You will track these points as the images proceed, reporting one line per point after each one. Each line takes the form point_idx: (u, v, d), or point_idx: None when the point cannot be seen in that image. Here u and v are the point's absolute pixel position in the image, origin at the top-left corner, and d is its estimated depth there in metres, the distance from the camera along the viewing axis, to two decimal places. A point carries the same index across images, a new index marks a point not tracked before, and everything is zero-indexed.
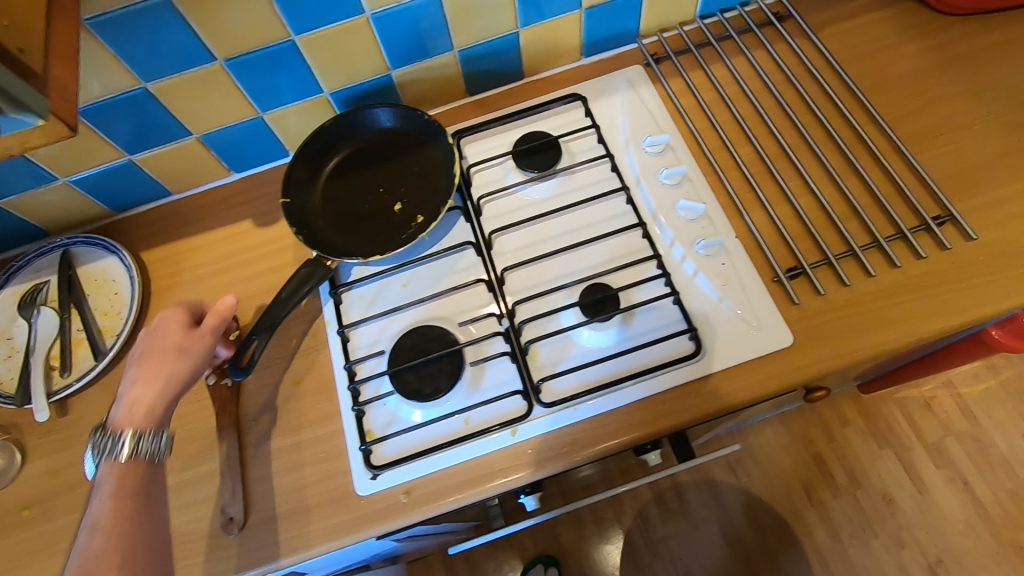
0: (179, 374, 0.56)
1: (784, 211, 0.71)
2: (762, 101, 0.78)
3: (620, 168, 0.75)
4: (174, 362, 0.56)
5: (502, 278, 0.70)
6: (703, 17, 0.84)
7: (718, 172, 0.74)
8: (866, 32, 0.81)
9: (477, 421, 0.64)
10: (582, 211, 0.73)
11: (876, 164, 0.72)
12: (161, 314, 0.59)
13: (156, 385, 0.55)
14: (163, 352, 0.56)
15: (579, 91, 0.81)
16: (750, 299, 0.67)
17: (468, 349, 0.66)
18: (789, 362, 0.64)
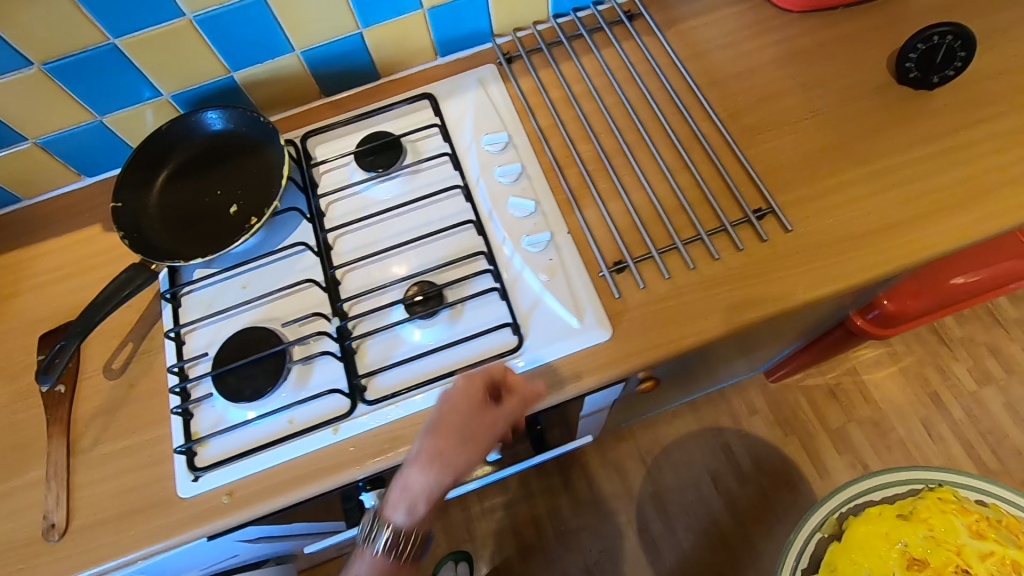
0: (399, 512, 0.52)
1: (617, 207, 0.72)
2: (606, 99, 0.79)
3: (462, 166, 0.75)
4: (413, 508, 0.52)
5: (337, 278, 0.70)
6: (556, 16, 0.85)
7: (557, 169, 0.75)
8: (712, 29, 0.82)
9: (301, 421, 0.65)
10: (422, 210, 0.74)
11: (708, 159, 0.73)
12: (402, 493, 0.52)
13: (466, 447, 0.52)
14: (461, 452, 0.52)
15: (431, 91, 0.82)
16: (575, 293, 0.68)
17: (294, 349, 0.67)
18: (607, 355, 0.66)
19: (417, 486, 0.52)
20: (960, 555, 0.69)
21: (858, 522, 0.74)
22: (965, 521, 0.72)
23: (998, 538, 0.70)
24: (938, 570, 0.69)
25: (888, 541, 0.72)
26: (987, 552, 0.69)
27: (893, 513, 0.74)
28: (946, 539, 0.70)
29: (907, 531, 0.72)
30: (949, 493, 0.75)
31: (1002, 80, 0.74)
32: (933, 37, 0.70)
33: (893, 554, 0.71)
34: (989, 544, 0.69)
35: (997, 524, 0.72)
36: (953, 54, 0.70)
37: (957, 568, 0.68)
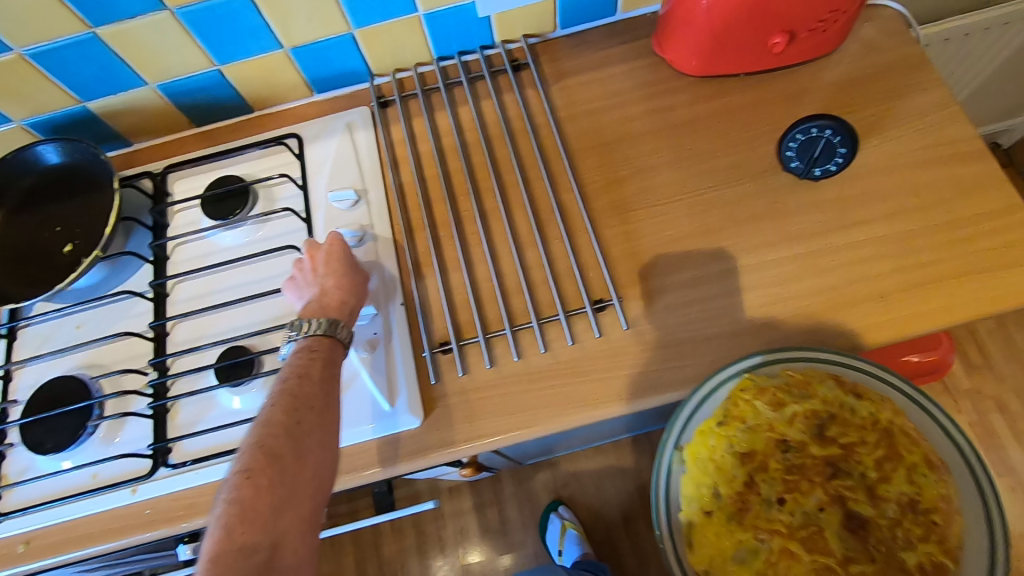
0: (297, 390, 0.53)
1: (458, 280, 0.69)
2: (473, 158, 0.75)
3: (310, 219, 0.72)
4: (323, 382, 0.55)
5: (164, 329, 0.69)
6: (440, 59, 0.80)
7: (407, 231, 0.72)
8: (600, 87, 0.76)
9: (104, 477, 0.65)
10: (262, 264, 0.72)
11: (561, 238, 0.69)
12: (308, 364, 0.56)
13: (350, 285, 0.63)
14: (351, 286, 0.63)
15: (298, 131, 0.78)
16: (392, 371, 0.65)
17: (107, 403, 0.66)
18: (415, 442, 0.63)
19: (280, 399, 0.52)
20: (775, 429, 0.56)
21: (692, 452, 0.57)
22: (765, 401, 0.56)
23: (797, 401, 0.56)
24: (763, 458, 0.56)
25: (705, 457, 0.56)
26: (790, 416, 0.56)
27: (713, 424, 0.57)
28: (757, 425, 0.56)
29: (727, 440, 0.56)
30: (749, 381, 0.57)
31: (899, 175, 0.67)
32: (812, 129, 0.65)
33: (728, 456, 0.56)
34: (788, 408, 0.56)
35: (790, 393, 0.56)
36: (833, 149, 0.65)
37: (776, 442, 0.56)
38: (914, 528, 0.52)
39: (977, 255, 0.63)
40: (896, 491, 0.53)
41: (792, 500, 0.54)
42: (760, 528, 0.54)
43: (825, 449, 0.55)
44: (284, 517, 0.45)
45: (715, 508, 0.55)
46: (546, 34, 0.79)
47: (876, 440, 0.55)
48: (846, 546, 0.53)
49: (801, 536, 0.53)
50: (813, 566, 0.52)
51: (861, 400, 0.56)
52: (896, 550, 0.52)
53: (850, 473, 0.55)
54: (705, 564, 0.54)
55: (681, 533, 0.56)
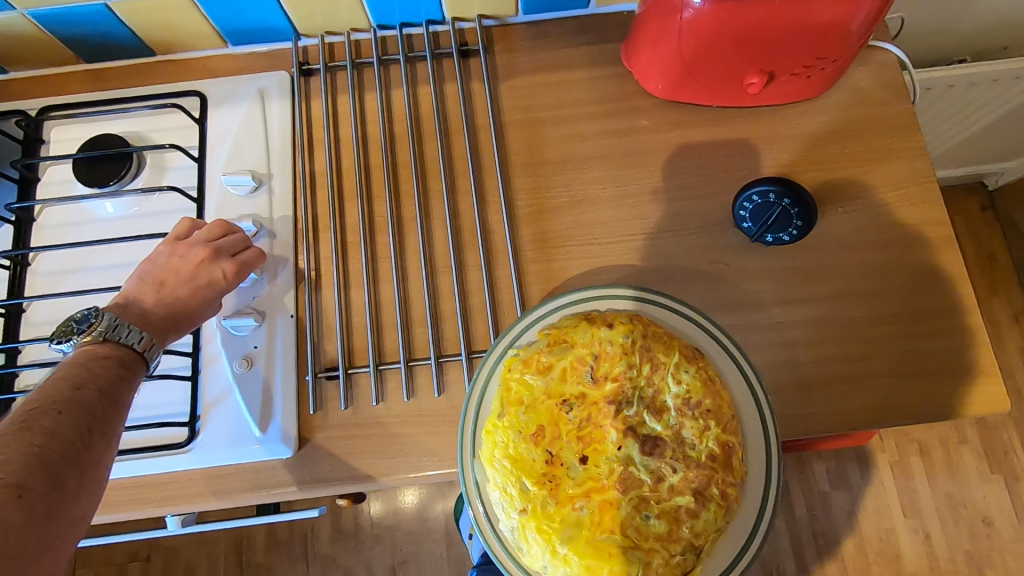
0: (86, 402, 0.45)
1: (358, 296, 0.62)
2: (397, 154, 0.66)
3: (201, 201, 0.64)
4: (115, 399, 0.47)
5: (19, 308, 0.61)
6: (378, 28, 0.69)
7: (310, 231, 0.63)
8: (554, 94, 0.67)
9: None
10: (141, 246, 0.63)
11: (479, 266, 0.62)
12: (107, 371, 0.48)
13: (199, 311, 0.57)
14: (203, 311, 0.57)
15: (203, 89, 0.67)
16: (269, 394, 0.58)
17: None
18: (285, 474, 0.57)
19: (74, 410, 0.44)
20: (553, 394, 0.49)
21: (487, 457, 0.49)
22: (532, 371, 0.49)
23: (560, 357, 0.49)
24: (555, 425, 0.48)
25: (499, 458, 0.48)
26: (560, 373, 0.49)
27: (494, 419, 0.49)
28: (534, 399, 0.49)
29: (513, 427, 0.48)
30: (511, 361, 0.51)
31: (855, 252, 0.60)
32: (770, 194, 0.59)
33: (520, 445, 0.48)
34: (557, 368, 0.49)
35: (544, 350, 0.50)
36: (788, 219, 0.58)
37: (557, 403, 0.48)
38: (697, 422, 0.48)
39: (916, 356, 0.58)
40: (673, 394, 0.49)
41: (593, 449, 0.48)
42: (574, 497, 0.47)
43: (601, 388, 0.49)
44: (41, 563, 0.36)
45: (530, 505, 0.47)
46: (504, 19, 0.69)
47: (638, 358, 0.49)
48: (653, 473, 0.48)
49: (612, 483, 0.47)
50: (632, 504, 0.47)
51: (620, 328, 0.50)
52: (689, 450, 0.48)
53: (635, 401, 0.48)
54: (544, 561, 0.47)
55: (508, 542, 0.49)
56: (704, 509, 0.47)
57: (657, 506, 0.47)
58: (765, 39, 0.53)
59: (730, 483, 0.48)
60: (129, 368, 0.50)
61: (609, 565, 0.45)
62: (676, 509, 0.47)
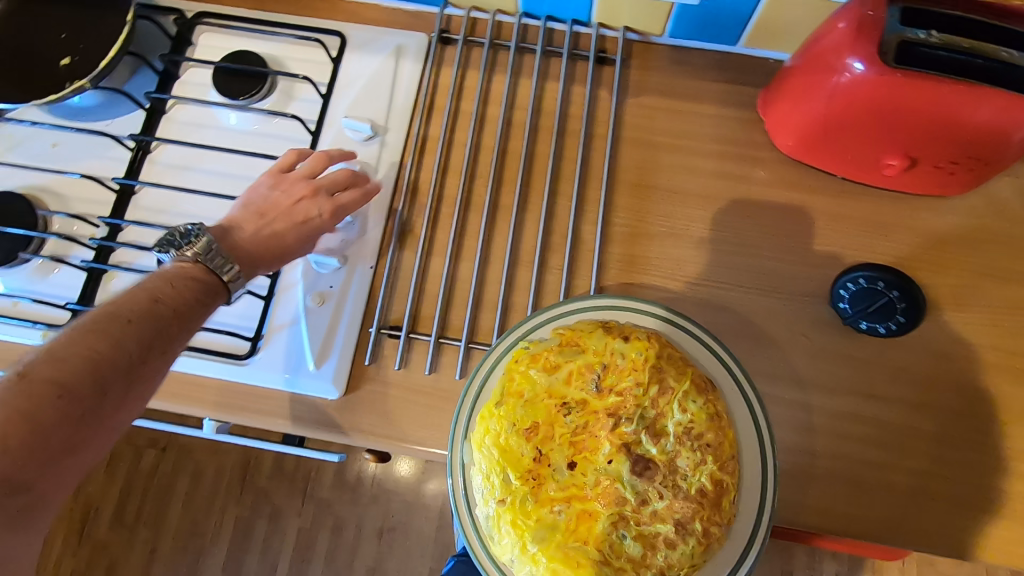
0: (156, 317, 0.46)
1: (436, 267, 0.63)
2: (510, 140, 0.67)
3: (317, 136, 0.66)
4: (182, 324, 0.48)
5: (132, 189, 0.65)
6: (524, 16, 0.70)
7: (408, 191, 0.65)
8: (677, 123, 0.66)
9: (23, 309, 0.62)
10: (253, 162, 0.66)
11: (559, 269, 0.62)
12: (186, 292, 0.50)
13: (296, 245, 0.58)
14: (298, 246, 0.58)
15: (346, 32, 0.70)
16: (331, 333, 0.60)
17: (53, 241, 0.63)
18: (325, 413, 0.59)
19: (142, 324, 0.45)
20: (554, 395, 0.48)
21: (477, 442, 0.49)
22: (539, 368, 0.48)
23: (570, 360, 0.48)
24: (548, 424, 0.47)
25: (488, 446, 0.48)
26: (565, 375, 0.48)
27: (491, 407, 0.50)
28: (535, 395, 0.48)
29: (508, 419, 0.48)
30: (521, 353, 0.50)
31: (947, 365, 0.57)
32: (878, 282, 0.57)
33: (511, 437, 0.47)
34: (563, 371, 0.48)
35: (555, 349, 0.49)
36: (891, 311, 0.57)
37: (555, 405, 0.47)
38: (694, 454, 0.46)
39: (981, 489, 0.55)
40: (675, 421, 0.47)
41: (581, 458, 0.46)
42: (553, 500, 0.46)
43: (604, 399, 0.47)
44: (68, 464, 0.40)
45: (509, 498, 0.46)
46: (648, 36, 0.69)
47: (647, 377, 0.47)
48: (638, 495, 0.45)
49: (595, 494, 0.46)
50: (610, 521, 0.45)
51: (634, 344, 0.48)
52: (680, 480, 0.46)
53: (634, 420, 0.46)
54: (514, 554, 0.47)
55: (483, 527, 0.49)
56: (682, 542, 0.45)
57: (635, 530, 0.45)
58: (919, 120, 0.50)
59: (714, 522, 0.46)
60: (205, 296, 0.51)
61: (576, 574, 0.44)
62: (654, 535, 0.46)
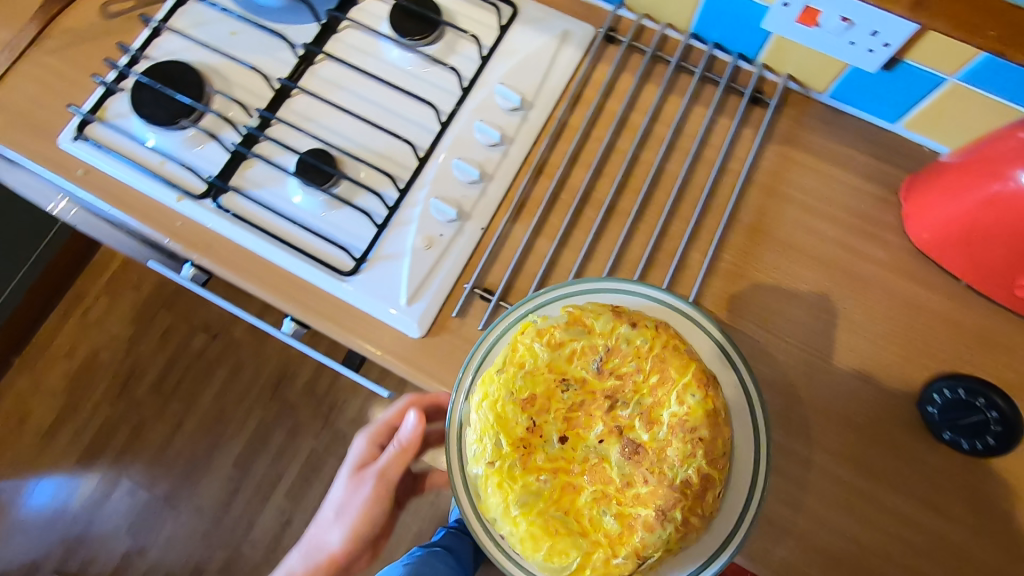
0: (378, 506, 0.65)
1: (542, 247, 0.64)
2: (645, 150, 0.68)
3: (467, 93, 0.68)
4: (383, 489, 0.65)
5: (290, 91, 0.68)
6: (693, 36, 0.71)
7: (536, 169, 0.66)
8: (814, 183, 0.66)
9: (167, 171, 0.66)
10: (404, 98, 0.68)
11: (658, 285, 0.63)
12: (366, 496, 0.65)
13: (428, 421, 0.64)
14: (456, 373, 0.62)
15: (521, 5, 0.72)
16: (430, 278, 0.62)
17: (210, 117, 0.67)
18: (403, 347, 0.62)
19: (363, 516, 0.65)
20: (554, 370, 0.48)
21: (473, 403, 0.50)
22: (542, 342, 0.48)
23: (575, 338, 0.48)
24: (545, 394, 0.48)
25: (483, 410, 0.48)
26: (569, 352, 0.48)
27: (490, 373, 0.50)
28: (535, 368, 0.48)
29: (506, 387, 0.48)
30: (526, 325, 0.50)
31: (1015, 499, 0.56)
32: (979, 399, 0.56)
33: (508, 405, 0.48)
34: (567, 348, 0.48)
35: (560, 325, 0.49)
36: (982, 429, 0.56)
37: (553, 379, 0.48)
38: (685, 446, 0.45)
39: None
40: (671, 411, 0.46)
41: (574, 433, 0.48)
42: (541, 468, 0.48)
43: (602, 379, 0.48)
44: None
45: (498, 462, 0.48)
46: (809, 90, 0.68)
47: (649, 365, 0.47)
48: (623, 475, 0.46)
49: (580, 470, 0.48)
50: (592, 495, 0.47)
51: (639, 330, 0.48)
52: (666, 469, 0.45)
53: (631, 405, 0.47)
54: (495, 513, 0.48)
55: (470, 485, 0.50)
56: (661, 530, 0.45)
57: (616, 509, 0.46)
58: None
59: (696, 513, 0.45)
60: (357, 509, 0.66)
61: (553, 539, 0.46)
62: (634, 519, 0.46)
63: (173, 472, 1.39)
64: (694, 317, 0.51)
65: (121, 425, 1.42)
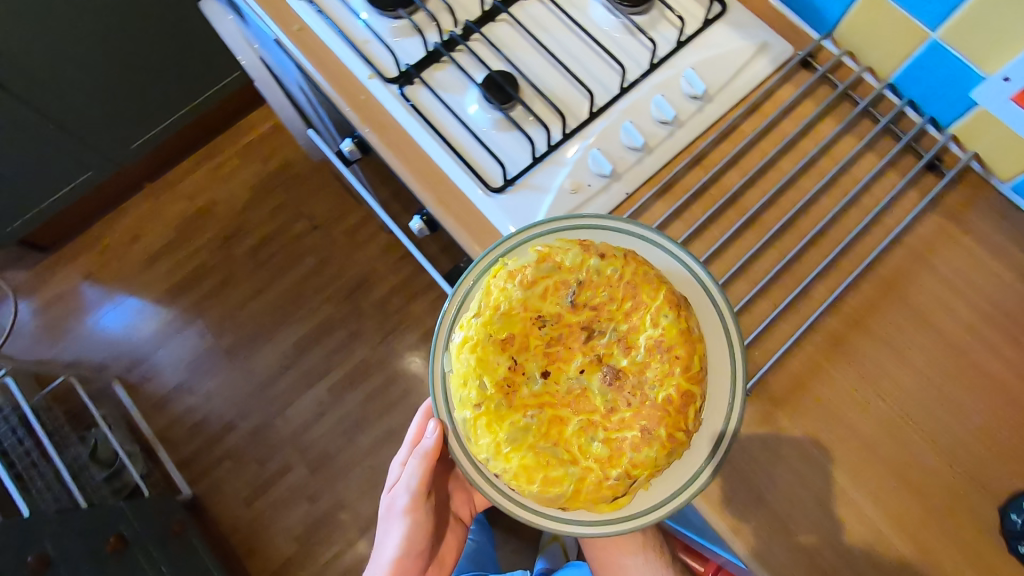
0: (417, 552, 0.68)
1: (675, 230, 0.66)
2: (803, 177, 0.68)
3: (655, 69, 0.69)
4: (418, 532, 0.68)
5: (497, 14, 0.72)
6: (889, 87, 0.70)
7: (695, 159, 0.67)
8: (963, 263, 0.64)
9: (369, 49, 0.73)
10: (596, 53, 0.71)
11: (774, 303, 0.63)
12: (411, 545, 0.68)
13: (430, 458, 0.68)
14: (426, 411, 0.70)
15: (732, 7, 0.73)
16: (566, 219, 0.64)
17: (421, 15, 0.73)
18: None
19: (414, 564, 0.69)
20: (530, 308, 0.51)
21: (456, 351, 0.52)
22: (516, 281, 0.51)
23: (548, 275, 0.51)
24: (524, 331, 0.51)
25: (465, 354, 0.51)
26: (541, 291, 0.51)
27: (469, 319, 0.52)
28: (511, 308, 0.51)
29: (484, 329, 0.51)
30: (496, 266, 0.52)
31: None
32: None
33: (488, 347, 0.51)
34: (540, 288, 0.51)
35: (534, 264, 0.51)
36: None
37: (529, 316, 0.51)
38: (664, 367, 0.50)
39: None
40: (647, 336, 0.51)
41: (554, 368, 0.52)
42: (526, 405, 0.51)
43: (577, 313, 0.51)
44: None
45: (486, 403, 0.50)
46: (991, 175, 0.66)
47: (621, 292, 0.52)
48: (607, 403, 0.51)
49: (565, 401, 0.51)
50: (578, 425, 0.50)
51: (609, 260, 0.51)
52: (648, 390, 0.50)
53: (608, 332, 0.52)
54: (487, 454, 0.51)
55: (463, 431, 0.52)
56: (648, 449, 0.49)
57: (603, 435, 0.50)
58: None
59: (680, 428, 0.50)
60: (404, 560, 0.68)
61: (547, 472, 0.49)
62: (622, 441, 0.50)
63: (240, 330, 1.50)
64: (661, 244, 0.54)
65: (212, 276, 1.55)
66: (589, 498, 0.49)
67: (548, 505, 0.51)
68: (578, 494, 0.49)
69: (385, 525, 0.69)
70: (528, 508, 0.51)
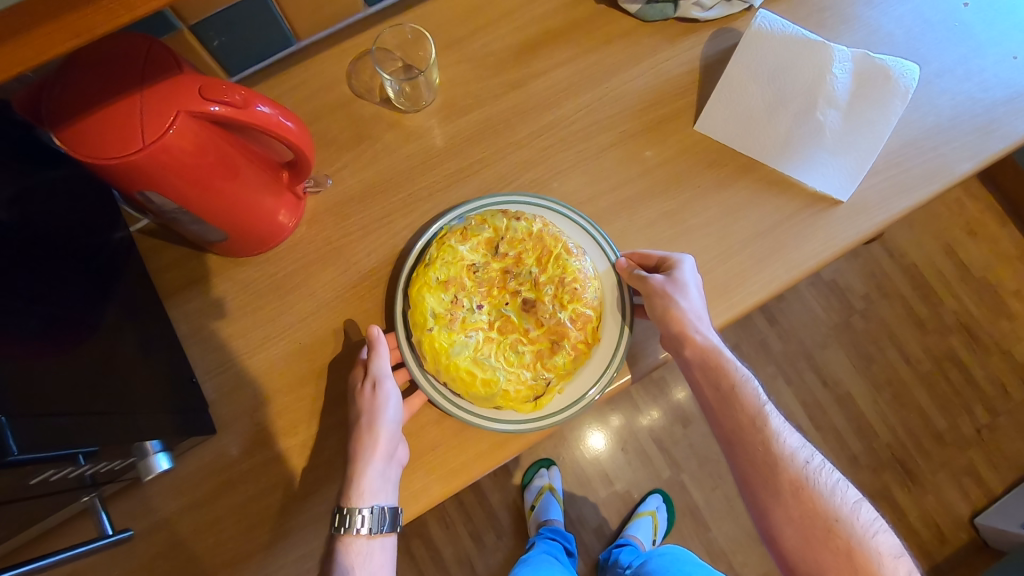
0: (379, 441, 0.54)
1: None
2: None
3: None
4: (379, 420, 0.55)
5: None
6: None
7: None
8: None
9: None
10: None
11: None
12: (378, 433, 0.54)
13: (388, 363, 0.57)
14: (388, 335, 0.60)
15: None
16: None
17: None
18: None
19: (380, 458, 0.54)
20: (459, 262, 0.57)
21: (413, 296, 0.57)
22: (458, 240, 0.58)
23: (481, 236, 0.58)
24: (456, 266, 0.57)
25: (419, 297, 0.57)
26: (477, 245, 0.58)
27: (423, 269, 0.58)
28: (450, 261, 0.57)
29: (429, 278, 0.57)
30: (445, 236, 0.58)
31: None
32: None
33: (429, 294, 0.57)
34: (473, 242, 0.58)
35: (467, 232, 0.58)
36: None
37: (462, 263, 0.57)
38: (562, 296, 0.57)
39: None
40: (560, 272, 0.57)
41: (490, 298, 0.58)
42: (468, 325, 0.56)
43: (499, 262, 0.58)
44: None
45: (435, 329, 0.56)
46: None
47: (534, 244, 0.58)
48: (511, 325, 0.57)
49: (497, 322, 0.57)
50: (497, 339, 0.57)
51: (527, 223, 0.58)
52: (553, 316, 0.57)
53: (524, 273, 0.58)
54: (437, 366, 0.56)
55: (423, 378, 0.58)
56: (560, 355, 0.56)
57: (524, 345, 0.57)
58: None
59: (586, 340, 0.57)
60: (371, 451, 0.54)
61: (480, 374, 0.55)
62: (544, 352, 0.56)
63: (867, 334, 1.42)
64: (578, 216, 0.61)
65: (925, 305, 1.43)
66: (516, 395, 0.56)
67: (483, 405, 0.57)
68: (508, 393, 0.56)
69: (363, 414, 0.55)
70: (472, 411, 0.57)
